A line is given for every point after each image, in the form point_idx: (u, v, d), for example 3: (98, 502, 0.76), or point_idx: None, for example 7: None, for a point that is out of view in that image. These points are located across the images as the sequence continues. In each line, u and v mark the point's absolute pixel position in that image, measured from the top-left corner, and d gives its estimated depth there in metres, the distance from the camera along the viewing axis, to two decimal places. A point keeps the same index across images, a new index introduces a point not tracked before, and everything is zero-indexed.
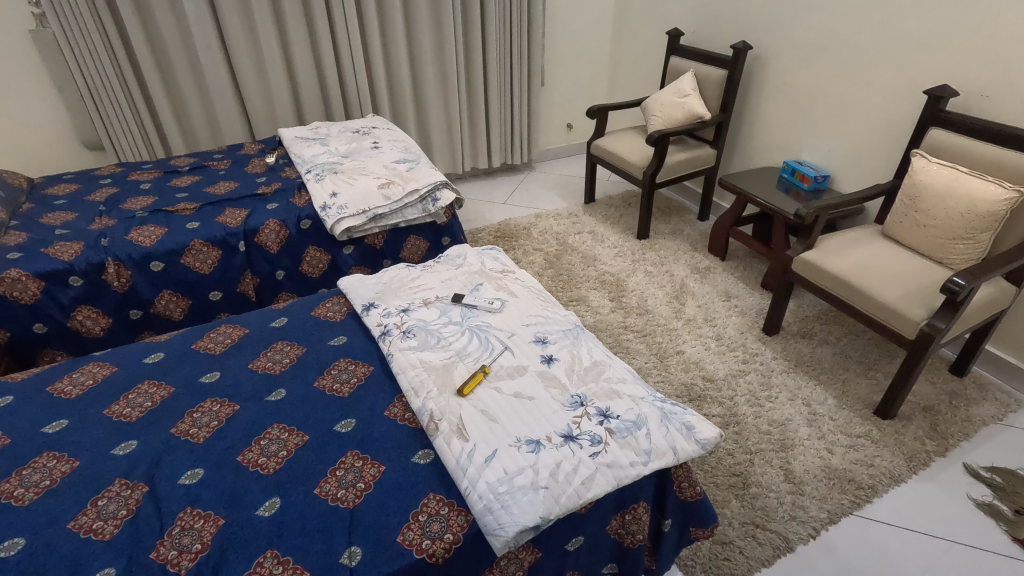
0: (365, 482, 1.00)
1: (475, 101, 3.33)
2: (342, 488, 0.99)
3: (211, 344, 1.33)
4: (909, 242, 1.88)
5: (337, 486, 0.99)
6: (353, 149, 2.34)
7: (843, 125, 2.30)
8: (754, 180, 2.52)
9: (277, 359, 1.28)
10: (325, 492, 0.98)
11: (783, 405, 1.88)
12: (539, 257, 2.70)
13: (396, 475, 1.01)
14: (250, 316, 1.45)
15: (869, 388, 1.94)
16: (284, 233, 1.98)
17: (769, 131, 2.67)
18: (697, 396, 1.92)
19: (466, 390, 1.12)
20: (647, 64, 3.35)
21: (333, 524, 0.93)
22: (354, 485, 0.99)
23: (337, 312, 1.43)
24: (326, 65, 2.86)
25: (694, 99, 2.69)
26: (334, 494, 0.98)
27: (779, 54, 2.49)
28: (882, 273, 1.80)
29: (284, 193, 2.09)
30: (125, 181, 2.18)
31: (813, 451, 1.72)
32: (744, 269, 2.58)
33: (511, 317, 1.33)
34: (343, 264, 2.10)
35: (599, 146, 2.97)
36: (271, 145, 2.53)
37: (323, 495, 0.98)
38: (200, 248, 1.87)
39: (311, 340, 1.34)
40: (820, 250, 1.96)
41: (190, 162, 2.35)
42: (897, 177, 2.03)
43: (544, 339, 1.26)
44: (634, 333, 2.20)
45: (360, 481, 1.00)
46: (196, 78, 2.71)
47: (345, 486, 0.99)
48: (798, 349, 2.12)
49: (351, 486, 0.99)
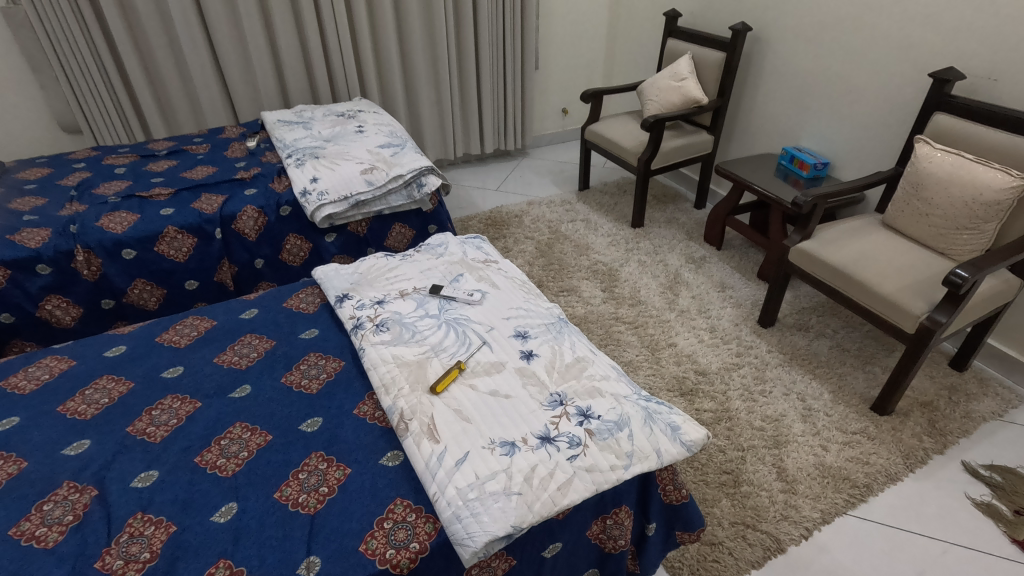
0: (331, 485, 0.94)
1: (467, 85, 3.24)
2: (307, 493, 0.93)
3: (176, 337, 1.27)
4: (910, 233, 1.81)
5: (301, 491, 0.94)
6: (337, 132, 2.26)
7: (844, 111, 2.23)
8: (751, 167, 2.45)
9: (244, 353, 1.22)
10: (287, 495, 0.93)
11: (777, 400, 1.82)
12: (531, 245, 2.64)
13: (363, 477, 0.95)
14: (219, 306, 1.38)
15: (866, 383, 1.88)
16: (262, 220, 1.91)
17: (768, 116, 2.58)
18: (689, 390, 1.86)
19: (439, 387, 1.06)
20: (644, 47, 3.25)
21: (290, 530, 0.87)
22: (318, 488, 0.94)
23: (310, 304, 1.37)
24: (311, 46, 2.76)
25: (691, 83, 2.61)
26: (296, 498, 0.92)
27: (780, 35, 2.40)
28: (882, 264, 1.74)
29: (263, 178, 2.02)
30: (99, 165, 2.10)
31: (807, 448, 1.66)
32: (740, 259, 2.52)
33: (491, 310, 1.27)
34: (325, 253, 2.03)
35: (594, 131, 2.88)
36: (253, 128, 2.45)
37: (285, 499, 0.92)
38: (174, 235, 1.80)
39: (280, 333, 1.27)
40: (818, 240, 1.90)
41: (168, 146, 2.27)
42: (899, 164, 1.95)
43: (524, 333, 1.20)
44: (626, 325, 2.14)
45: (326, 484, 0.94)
46: (176, 59, 2.61)
47: (310, 490, 0.93)
48: (794, 342, 2.06)
49: (315, 490, 0.93)
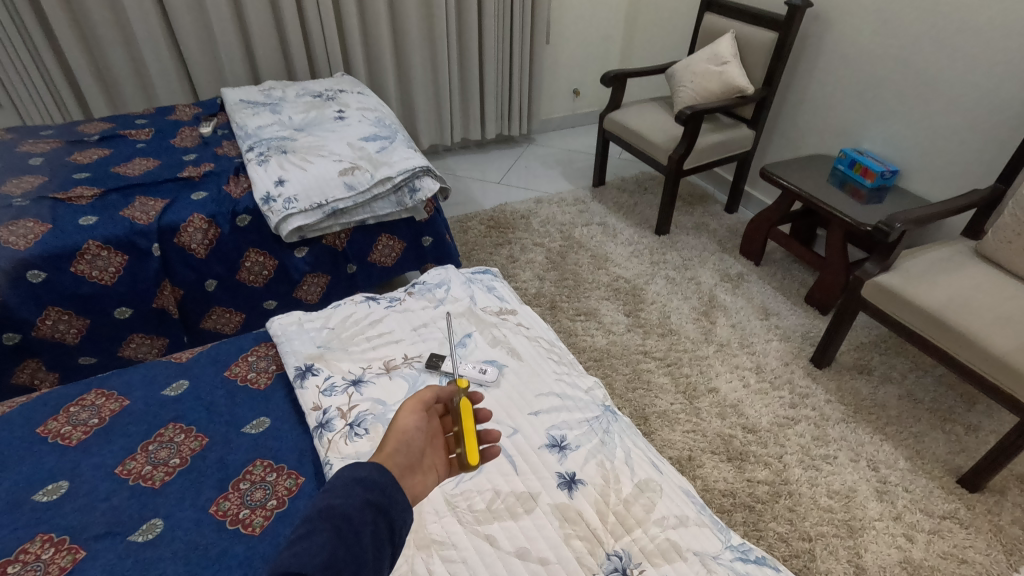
0: (404, 437, 0.71)
1: (468, 60, 2.82)
2: (409, 480, 0.70)
3: (67, 428, 0.90)
4: (1017, 270, 1.48)
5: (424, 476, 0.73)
6: (312, 118, 1.85)
7: (924, 111, 1.87)
8: (800, 170, 2.09)
9: (160, 460, 0.86)
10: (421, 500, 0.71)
11: (844, 469, 1.50)
12: (540, 254, 2.27)
13: (413, 400, 0.74)
14: (136, 373, 1.01)
15: (948, 446, 1.56)
16: (213, 232, 1.52)
17: (822, 111, 2.20)
18: (737, 453, 1.53)
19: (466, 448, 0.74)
20: (674, 23, 2.84)
21: (373, 510, 0.60)
22: (406, 462, 0.70)
23: (260, 374, 1.00)
24: (285, 8, 2.32)
25: (734, 68, 2.22)
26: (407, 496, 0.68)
27: (847, 14, 2.02)
28: (988, 311, 1.40)
29: (217, 176, 1.62)
30: (11, 153, 1.68)
31: (888, 539, 1.35)
32: (783, 279, 2.17)
33: (513, 398, 0.91)
34: (294, 271, 1.65)
35: (615, 120, 2.49)
36: (210, 108, 2.03)
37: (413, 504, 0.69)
38: (96, 252, 1.40)
39: (216, 423, 0.91)
40: (903, 274, 1.54)
41: (102, 129, 1.85)
42: (1001, 183, 1.61)
43: (561, 442, 0.84)
44: (657, 362, 1.80)
45: (393, 439, 0.70)
46: (118, 20, 2.16)
47: (398, 474, 0.68)
48: (856, 389, 1.73)
49: (409, 464, 0.70)
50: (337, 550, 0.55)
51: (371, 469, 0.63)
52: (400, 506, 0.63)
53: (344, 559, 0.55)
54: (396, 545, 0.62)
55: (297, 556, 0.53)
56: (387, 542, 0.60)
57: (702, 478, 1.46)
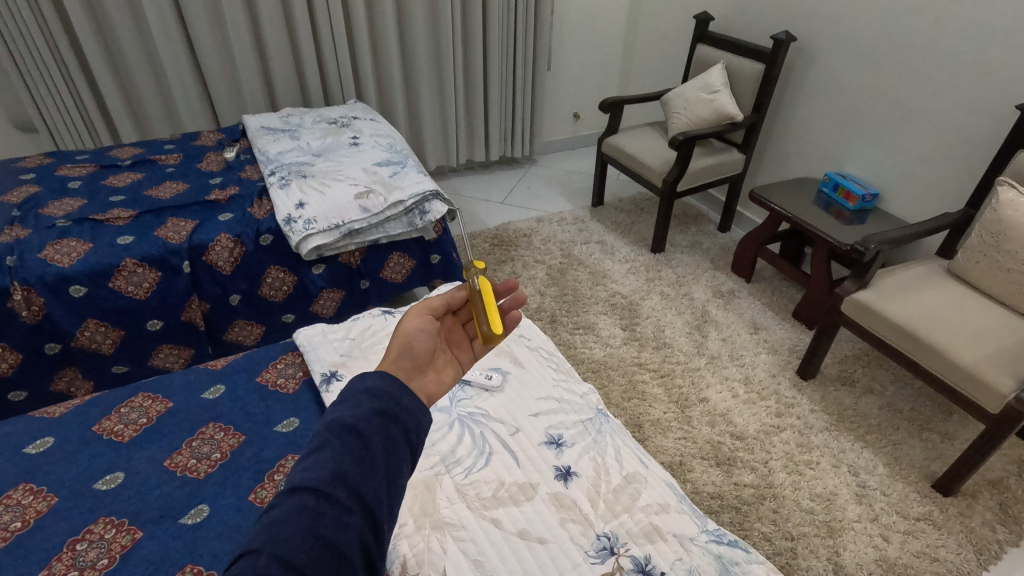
0: (408, 340, 0.76)
1: (473, 86, 2.97)
2: (418, 380, 0.75)
3: (119, 426, 1.02)
4: (985, 287, 1.59)
5: (438, 377, 0.79)
6: (328, 145, 1.99)
7: (901, 139, 2.00)
8: (787, 193, 2.21)
9: (203, 454, 0.97)
10: (438, 397, 0.76)
11: (826, 474, 1.60)
12: (541, 271, 2.39)
13: (416, 309, 0.81)
14: (177, 379, 1.12)
15: (925, 453, 1.66)
16: (238, 250, 1.64)
17: (808, 137, 2.34)
18: (725, 459, 1.63)
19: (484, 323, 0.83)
20: (669, 52, 3.00)
21: (382, 419, 0.64)
22: (414, 363, 0.76)
23: (288, 380, 1.12)
24: (302, 39, 2.47)
25: (725, 96, 2.36)
26: (420, 393, 0.74)
27: (829, 48, 2.16)
28: (956, 326, 1.51)
29: (242, 199, 1.75)
30: (51, 177, 1.81)
31: (865, 539, 1.44)
32: (773, 295, 2.29)
33: (515, 401, 1.02)
34: (311, 286, 1.77)
35: (612, 144, 2.63)
36: (233, 134, 2.17)
37: (428, 400, 0.74)
38: (132, 269, 1.52)
39: (251, 422, 1.02)
40: (879, 292, 1.65)
41: (134, 154, 1.99)
42: (971, 206, 1.73)
43: (558, 440, 0.95)
44: (651, 373, 1.90)
45: (398, 342, 0.76)
46: (147, 51, 2.32)
47: (405, 375, 0.73)
48: (839, 400, 1.83)
49: (416, 364, 0.76)
50: (345, 459, 0.59)
51: (379, 380, 0.68)
52: (411, 412, 0.67)
53: (354, 467, 0.59)
54: (413, 448, 0.66)
55: (310, 469, 0.58)
56: (400, 447, 0.64)
57: (691, 481, 1.56)
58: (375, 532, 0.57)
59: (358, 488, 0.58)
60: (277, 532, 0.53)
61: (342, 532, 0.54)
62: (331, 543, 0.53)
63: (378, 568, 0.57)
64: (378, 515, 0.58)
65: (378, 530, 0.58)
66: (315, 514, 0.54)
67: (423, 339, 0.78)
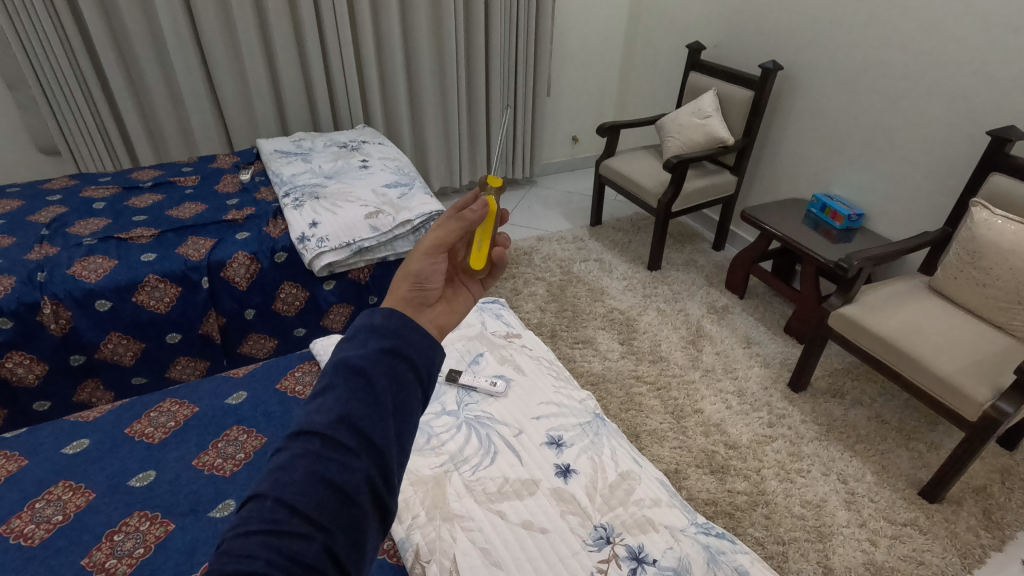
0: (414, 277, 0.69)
1: (476, 111, 3.09)
2: (428, 314, 0.70)
3: (149, 428, 1.09)
4: (963, 302, 1.68)
5: (448, 306, 0.75)
6: (339, 167, 2.09)
7: (883, 162, 2.10)
8: (777, 213, 2.31)
9: (228, 454, 1.04)
10: (450, 328, 0.72)
11: (816, 481, 1.66)
12: (542, 288, 2.47)
13: (428, 241, 0.70)
14: (202, 386, 1.20)
15: (912, 461, 1.73)
16: (254, 266, 1.73)
17: (796, 159, 2.44)
18: (719, 467, 1.70)
19: (470, 254, 0.82)
20: (664, 79, 3.13)
21: (390, 357, 0.58)
22: (421, 299, 0.69)
23: (305, 386, 1.20)
24: (313, 68, 2.60)
25: (716, 121, 2.47)
26: (433, 325, 0.70)
27: (814, 76, 2.28)
28: (936, 339, 1.59)
29: (258, 219, 1.85)
30: (76, 198, 1.91)
31: (854, 543, 1.50)
32: (765, 311, 2.37)
33: (518, 405, 1.10)
34: (322, 302, 1.85)
35: (609, 166, 2.74)
36: (247, 157, 2.27)
37: (441, 333, 0.70)
38: (155, 284, 1.60)
39: (273, 426, 1.10)
40: (863, 306, 1.74)
41: (154, 176, 2.09)
42: (949, 226, 1.83)
43: (558, 440, 1.03)
44: (648, 386, 1.98)
45: (405, 281, 0.68)
46: (167, 79, 2.44)
47: (413, 310, 0.67)
48: (829, 411, 1.90)
49: (427, 299, 0.70)
50: (351, 401, 0.54)
51: (387, 317, 0.62)
52: (422, 348, 0.61)
53: (360, 408, 0.54)
54: (425, 386, 0.60)
55: (316, 412, 0.54)
56: (410, 387, 0.58)
57: (687, 488, 1.62)
58: (383, 475, 0.53)
59: (364, 429, 0.53)
60: (283, 476, 0.49)
61: (348, 476, 0.50)
62: (336, 486, 0.49)
63: (390, 508, 0.53)
64: (387, 456, 0.53)
65: (388, 472, 0.53)
66: (319, 456, 0.50)
67: (432, 274, 0.71)
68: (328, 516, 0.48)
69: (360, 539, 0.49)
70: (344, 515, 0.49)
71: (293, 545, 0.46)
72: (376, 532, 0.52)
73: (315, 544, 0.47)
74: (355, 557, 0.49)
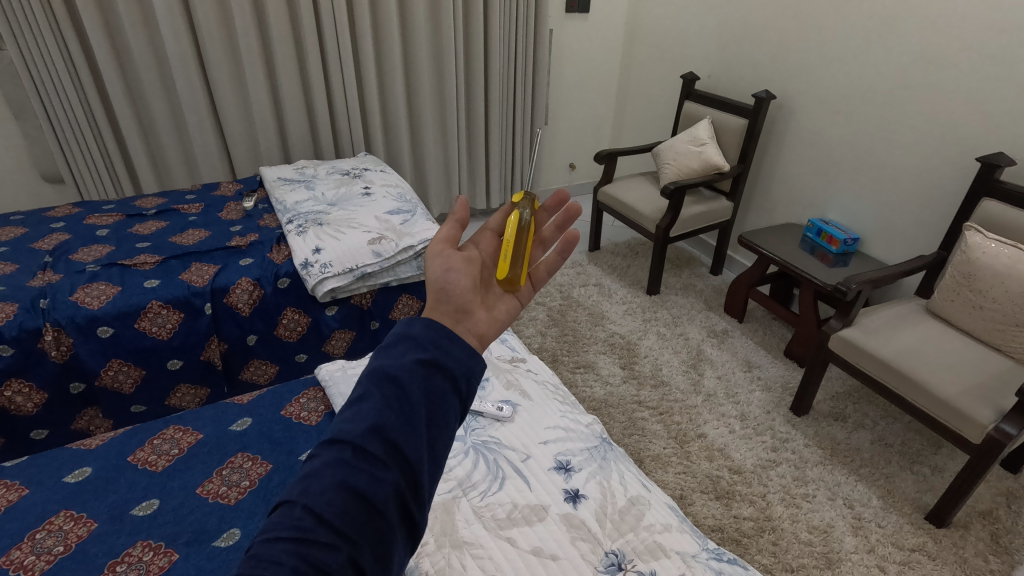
0: (440, 283, 0.67)
1: (474, 139, 3.15)
2: (467, 321, 0.65)
3: (152, 456, 1.08)
4: (962, 325, 1.69)
5: (490, 314, 0.69)
6: (342, 194, 2.11)
7: (877, 187, 2.15)
8: (775, 237, 2.33)
9: (233, 482, 1.03)
10: (490, 338, 0.67)
11: (822, 506, 1.65)
12: (542, 312, 2.48)
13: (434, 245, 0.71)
14: (206, 412, 1.20)
15: (917, 485, 1.72)
16: (258, 292, 1.73)
17: (791, 185, 2.49)
18: (724, 492, 1.68)
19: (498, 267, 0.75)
20: (658, 108, 3.20)
21: (428, 368, 0.56)
22: (460, 306, 0.66)
23: (311, 412, 1.19)
24: (317, 98, 2.66)
25: (712, 148, 2.52)
26: (472, 335, 0.65)
27: (805, 105, 2.34)
28: (936, 361, 1.60)
29: (261, 245, 1.86)
30: (80, 225, 1.92)
31: (863, 570, 1.48)
32: (765, 335, 2.38)
33: (525, 430, 1.10)
34: (325, 327, 1.85)
35: (607, 193, 2.78)
36: (250, 185, 2.30)
37: (481, 343, 0.65)
38: (157, 311, 1.60)
39: (279, 453, 1.09)
40: (862, 329, 1.75)
41: (157, 203, 2.11)
42: (944, 250, 1.85)
43: (567, 465, 1.03)
44: (650, 411, 1.97)
45: (431, 293, 0.66)
46: (172, 108, 2.48)
47: (451, 321, 0.64)
48: (832, 434, 1.90)
49: (464, 306, 0.66)
50: (384, 412, 0.53)
51: (426, 326, 0.60)
52: (461, 358, 0.59)
53: (393, 419, 0.53)
54: (464, 398, 0.58)
55: (350, 421, 0.54)
56: (448, 399, 0.56)
57: (692, 514, 1.61)
58: (412, 488, 0.52)
59: (395, 441, 0.52)
60: (313, 484, 0.50)
61: (375, 488, 0.49)
62: (363, 498, 0.49)
63: (419, 520, 0.53)
64: (417, 469, 0.52)
65: (417, 485, 0.52)
66: (349, 467, 0.50)
67: (455, 274, 0.68)
68: (354, 528, 0.48)
69: (385, 554, 0.49)
70: (369, 527, 0.49)
71: (319, 555, 0.46)
72: (403, 545, 0.51)
73: (339, 555, 0.47)
74: (380, 569, 0.49)
